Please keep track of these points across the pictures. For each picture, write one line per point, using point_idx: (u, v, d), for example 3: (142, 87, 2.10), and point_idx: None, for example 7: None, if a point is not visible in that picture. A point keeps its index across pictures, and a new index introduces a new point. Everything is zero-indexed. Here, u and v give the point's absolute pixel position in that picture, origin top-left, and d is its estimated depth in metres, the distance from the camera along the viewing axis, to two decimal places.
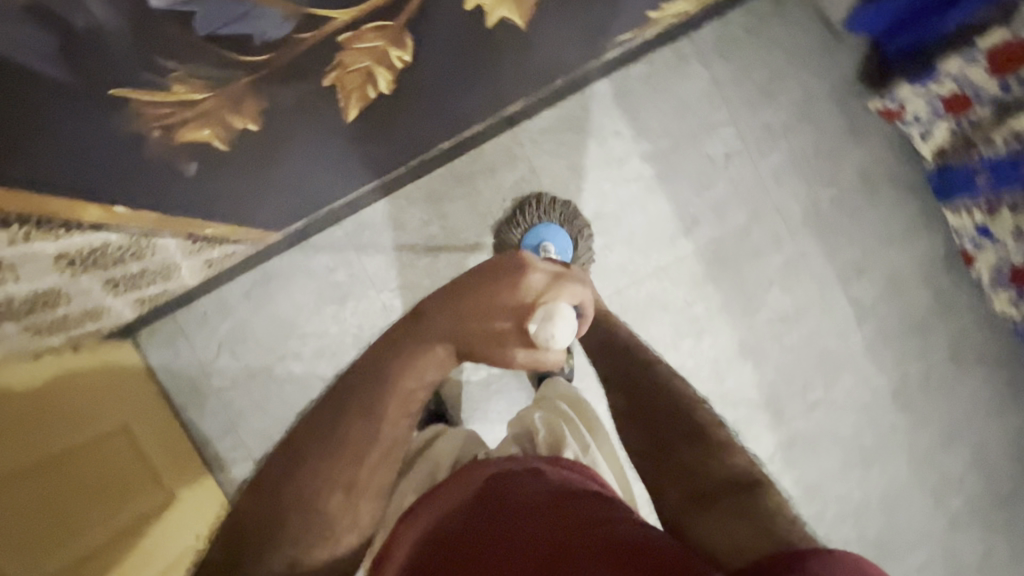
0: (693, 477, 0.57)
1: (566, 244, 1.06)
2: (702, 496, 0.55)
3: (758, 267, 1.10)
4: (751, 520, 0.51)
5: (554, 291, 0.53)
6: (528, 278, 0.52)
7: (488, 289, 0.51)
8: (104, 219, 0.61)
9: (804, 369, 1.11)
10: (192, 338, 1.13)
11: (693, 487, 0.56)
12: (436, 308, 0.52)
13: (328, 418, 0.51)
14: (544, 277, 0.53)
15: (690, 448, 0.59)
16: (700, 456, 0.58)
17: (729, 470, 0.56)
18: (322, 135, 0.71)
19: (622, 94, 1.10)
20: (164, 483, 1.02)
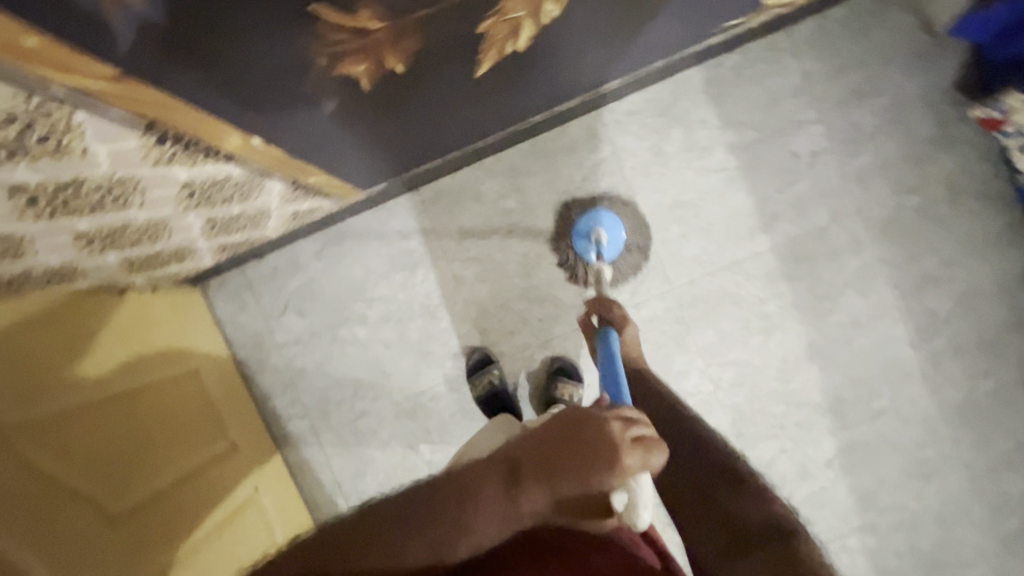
0: (729, 526, 0.57)
1: (618, 231, 1.06)
2: (739, 546, 0.56)
3: (834, 270, 1.09)
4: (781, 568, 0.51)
5: (643, 467, 0.51)
6: (622, 466, 0.49)
7: (586, 471, 0.49)
8: (239, 149, 0.61)
9: (871, 376, 1.10)
10: (260, 292, 1.13)
11: (727, 536, 0.57)
12: (531, 478, 0.50)
13: (399, 532, 0.50)
14: (637, 459, 0.50)
15: (727, 493, 0.60)
16: (736, 504, 0.59)
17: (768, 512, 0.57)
18: (447, 88, 0.71)
19: (713, 83, 1.08)
20: (228, 430, 1.02)
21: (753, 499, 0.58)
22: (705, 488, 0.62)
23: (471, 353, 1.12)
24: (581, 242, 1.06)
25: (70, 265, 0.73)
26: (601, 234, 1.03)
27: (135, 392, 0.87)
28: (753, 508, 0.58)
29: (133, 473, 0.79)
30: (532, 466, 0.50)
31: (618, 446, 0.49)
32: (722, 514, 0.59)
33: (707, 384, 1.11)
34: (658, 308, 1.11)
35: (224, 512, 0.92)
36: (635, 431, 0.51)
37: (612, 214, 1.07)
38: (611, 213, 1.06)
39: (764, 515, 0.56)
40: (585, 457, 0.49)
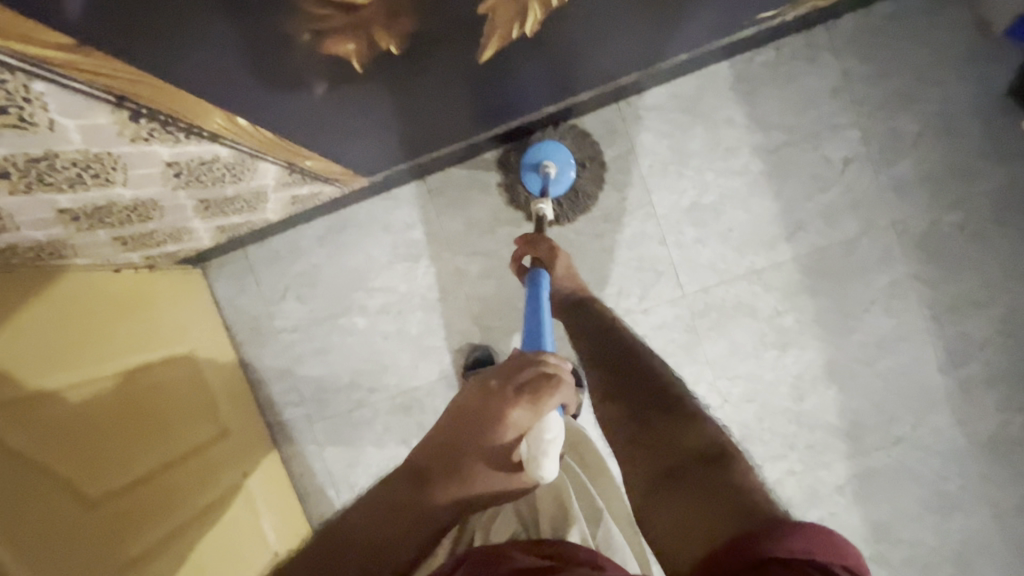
0: (665, 452, 0.54)
1: (568, 162, 0.99)
2: (672, 472, 0.52)
3: (862, 285, 1.02)
4: (718, 494, 0.48)
5: (538, 415, 0.57)
6: (510, 417, 0.57)
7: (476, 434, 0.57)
8: (224, 129, 0.58)
9: (893, 401, 1.03)
10: (260, 275, 1.11)
11: (658, 462, 0.54)
12: (436, 459, 0.58)
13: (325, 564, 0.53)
14: (525, 408, 0.57)
15: (663, 418, 0.58)
16: (671, 427, 0.56)
17: (703, 438, 0.54)
18: (450, 73, 0.66)
19: (742, 80, 1.01)
20: (221, 414, 1.01)
21: (689, 423, 0.56)
22: (641, 414, 0.60)
23: (472, 350, 1.08)
24: (530, 176, 1.00)
25: (60, 241, 0.71)
26: (549, 163, 0.98)
27: (126, 372, 0.86)
28: (688, 432, 0.55)
29: (119, 454, 0.79)
30: (428, 450, 0.59)
31: (502, 400, 0.57)
32: (657, 438, 0.56)
33: (716, 398, 1.05)
34: (668, 315, 1.05)
35: (212, 499, 0.91)
36: (512, 390, 0.57)
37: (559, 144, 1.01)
38: (557, 142, 1.00)
39: (701, 439, 0.54)
40: (472, 420, 0.58)
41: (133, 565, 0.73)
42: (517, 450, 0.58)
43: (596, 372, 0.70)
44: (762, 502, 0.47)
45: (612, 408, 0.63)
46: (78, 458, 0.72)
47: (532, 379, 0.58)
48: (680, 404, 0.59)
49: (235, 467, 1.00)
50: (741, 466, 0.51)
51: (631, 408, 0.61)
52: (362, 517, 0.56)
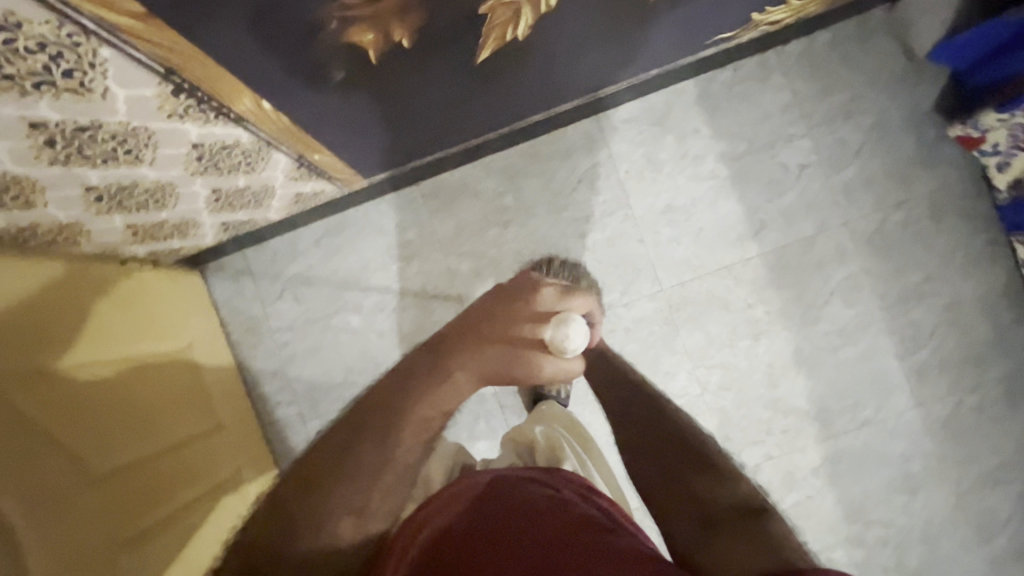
0: (701, 504, 0.60)
1: None
2: (711, 523, 0.58)
3: (822, 278, 1.12)
4: (758, 540, 0.54)
5: (564, 301, 0.70)
6: (541, 292, 0.69)
7: (511, 305, 0.67)
8: (250, 112, 0.64)
9: (858, 386, 1.11)
10: (257, 277, 1.14)
11: (699, 517, 0.59)
12: (449, 337, 0.63)
13: (337, 450, 0.54)
14: (552, 290, 0.70)
15: (700, 476, 0.63)
16: (709, 486, 0.61)
17: (738, 496, 0.60)
18: (451, 71, 0.74)
19: (705, 96, 1.13)
20: (217, 408, 1.02)
21: (723, 480, 0.62)
22: (677, 473, 0.64)
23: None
24: None
25: (77, 224, 0.76)
26: None
27: (132, 357, 0.88)
28: (724, 488, 0.61)
29: (125, 431, 0.80)
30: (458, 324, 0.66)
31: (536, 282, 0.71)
32: (696, 496, 0.61)
33: (695, 387, 1.12)
34: (649, 309, 1.13)
35: (205, 487, 0.91)
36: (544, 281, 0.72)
37: None
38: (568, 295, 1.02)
39: (736, 499, 0.60)
40: (509, 297, 0.69)
41: (126, 546, 0.73)
42: (543, 330, 0.67)
43: (626, 424, 0.72)
44: (798, 552, 0.52)
45: (644, 461, 0.67)
46: (87, 430, 0.74)
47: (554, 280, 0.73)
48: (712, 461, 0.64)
49: (230, 460, 1.00)
50: (776, 518, 0.57)
51: (668, 467, 0.65)
52: (369, 410, 0.56)
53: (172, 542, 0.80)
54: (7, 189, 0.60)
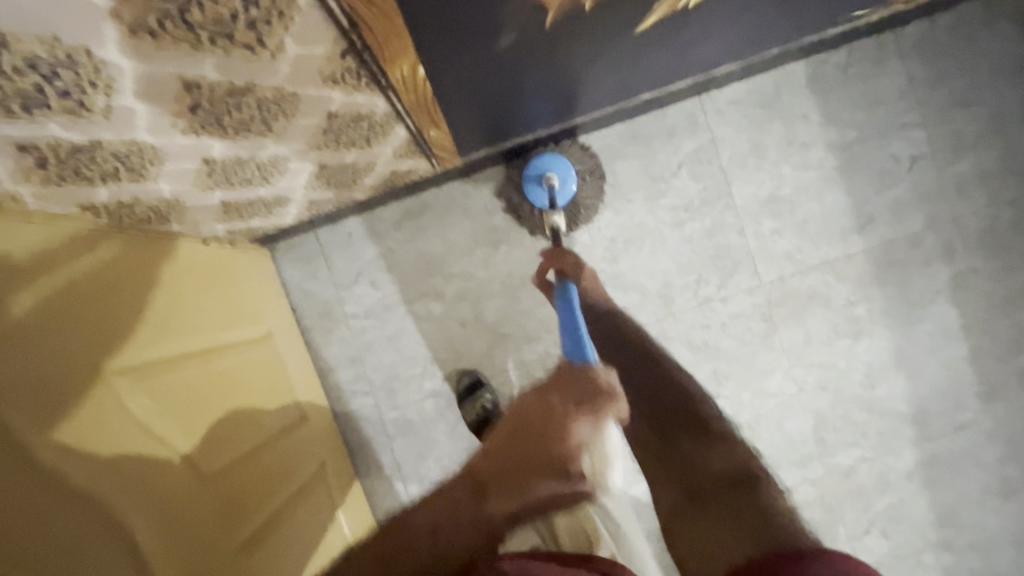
0: (692, 467, 0.60)
1: (570, 173, 1.01)
2: (699, 488, 0.58)
3: (927, 277, 1.07)
4: (740, 509, 0.54)
5: (593, 426, 0.60)
6: (575, 430, 0.58)
7: (547, 438, 0.58)
8: (400, 80, 0.56)
9: (957, 390, 1.08)
10: (331, 259, 1.07)
11: (688, 480, 0.59)
12: (500, 473, 0.59)
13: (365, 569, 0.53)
14: (587, 423, 0.59)
15: (690, 440, 0.63)
16: (700, 452, 0.61)
17: (730, 461, 0.60)
18: (603, 41, 0.67)
19: (818, 79, 1.06)
20: (297, 399, 0.96)
21: (716, 447, 0.62)
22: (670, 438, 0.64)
23: (461, 375, 1.07)
24: (534, 188, 1.02)
25: (176, 200, 0.67)
26: (553, 177, 0.99)
27: (219, 347, 0.82)
28: (715, 454, 0.61)
29: (219, 429, 0.74)
30: (498, 465, 0.60)
31: (569, 411, 0.59)
32: (687, 461, 0.61)
33: (792, 386, 1.08)
34: (747, 304, 1.07)
35: (301, 483, 0.87)
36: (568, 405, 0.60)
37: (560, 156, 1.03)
38: (559, 155, 1.02)
39: (729, 463, 0.59)
40: (537, 435, 0.59)
41: (243, 551, 0.69)
42: (581, 462, 0.59)
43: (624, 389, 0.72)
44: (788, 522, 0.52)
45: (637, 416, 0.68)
46: (187, 428, 0.68)
47: (580, 399, 0.61)
48: (707, 429, 0.65)
49: (313, 455, 0.94)
50: (765, 490, 0.57)
51: (661, 430, 0.65)
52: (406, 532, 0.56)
53: (273, 546, 0.75)
54: (127, 159, 0.52)
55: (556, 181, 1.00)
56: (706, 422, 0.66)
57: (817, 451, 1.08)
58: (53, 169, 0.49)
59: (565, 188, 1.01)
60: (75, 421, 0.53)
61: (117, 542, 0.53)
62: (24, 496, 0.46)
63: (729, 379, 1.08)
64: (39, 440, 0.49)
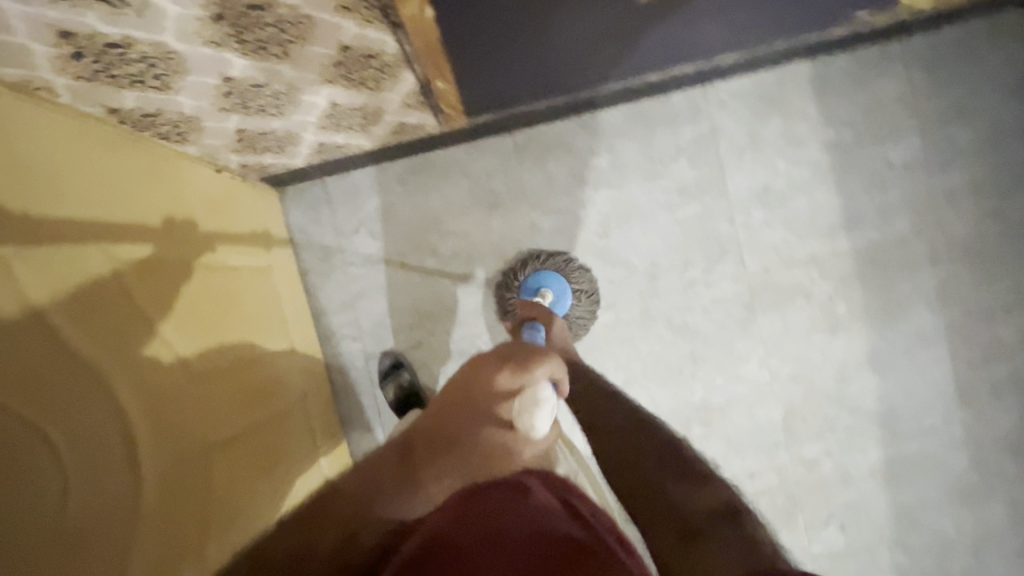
0: (676, 510, 0.58)
1: (565, 290, 1.05)
2: (688, 530, 0.56)
3: (908, 282, 1.10)
4: (729, 551, 0.52)
5: (520, 378, 0.62)
6: (498, 380, 0.62)
7: (474, 384, 0.62)
8: (410, 21, 0.61)
9: (927, 395, 1.10)
10: (335, 207, 1.12)
11: (678, 524, 0.56)
12: (427, 437, 0.62)
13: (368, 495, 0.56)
14: (508, 374, 0.62)
15: (672, 481, 0.61)
16: (684, 494, 0.59)
17: (715, 500, 0.57)
18: (605, 7, 0.71)
19: (820, 79, 1.09)
20: (289, 333, 1.01)
21: (700, 487, 0.59)
22: (657, 484, 0.62)
23: (381, 358, 1.12)
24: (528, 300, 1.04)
25: (194, 119, 0.73)
26: (547, 293, 1.02)
27: (221, 269, 0.87)
28: (702, 496, 0.58)
29: (212, 339, 0.79)
30: (423, 432, 0.63)
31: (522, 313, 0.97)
32: (669, 503, 0.59)
33: (766, 374, 1.11)
34: (730, 290, 1.11)
35: (282, 404, 0.93)
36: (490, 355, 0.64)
37: (553, 271, 1.07)
38: (551, 271, 1.05)
39: (713, 501, 0.57)
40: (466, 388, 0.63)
41: (220, 449, 0.74)
42: (509, 407, 0.61)
43: (608, 445, 0.70)
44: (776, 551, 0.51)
45: (617, 469, 0.66)
46: (183, 330, 0.73)
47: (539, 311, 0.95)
48: (691, 468, 0.62)
49: (297, 386, 0.99)
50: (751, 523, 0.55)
51: (642, 476, 0.63)
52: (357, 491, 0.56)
53: (247, 456, 0.80)
54: (155, 64, 0.58)
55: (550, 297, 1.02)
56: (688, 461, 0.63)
57: (784, 440, 1.11)
58: (87, 63, 0.55)
59: (558, 302, 1.04)
60: (87, 299, 0.59)
61: (110, 413, 0.58)
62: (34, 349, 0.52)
63: (705, 361, 1.11)
64: (48, 301, 0.54)
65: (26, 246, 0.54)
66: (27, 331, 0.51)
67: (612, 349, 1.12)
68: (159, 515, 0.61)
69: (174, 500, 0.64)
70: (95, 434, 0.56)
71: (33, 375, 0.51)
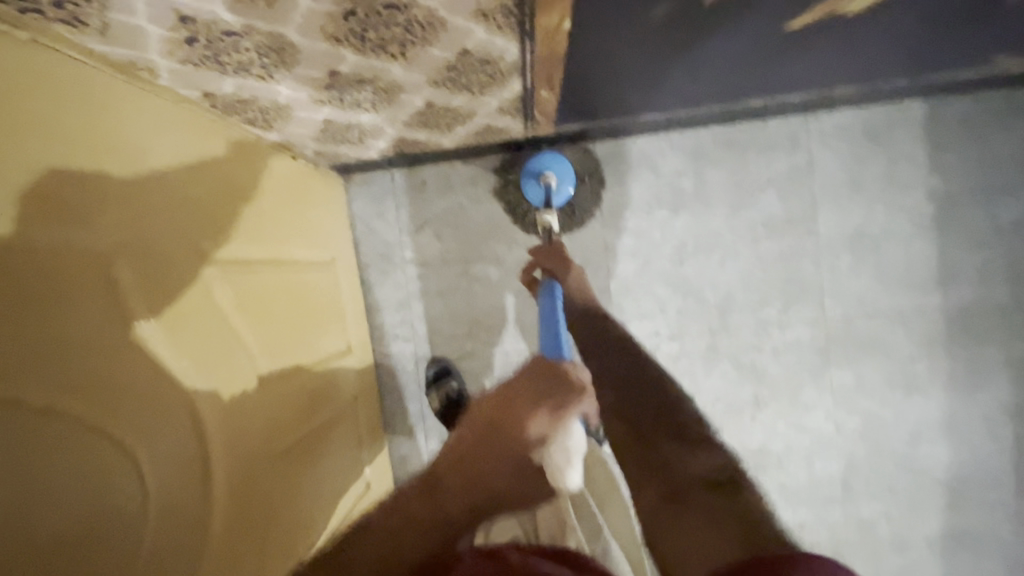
0: (668, 469, 0.49)
1: (567, 172, 0.99)
2: (679, 494, 0.47)
3: (999, 348, 1.03)
4: (723, 520, 0.44)
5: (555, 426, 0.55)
6: (532, 428, 0.54)
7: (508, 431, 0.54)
8: (543, 30, 0.55)
9: (1001, 469, 1.04)
10: (401, 202, 1.07)
11: (669, 487, 0.48)
12: (452, 472, 0.52)
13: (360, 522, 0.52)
14: (545, 419, 0.54)
15: (669, 437, 0.53)
16: (681, 453, 0.51)
17: (712, 464, 0.49)
18: (744, 34, 0.65)
19: (934, 121, 1.01)
20: (346, 331, 0.98)
21: (697, 448, 0.51)
22: (650, 437, 0.53)
23: (430, 364, 1.08)
24: (530, 187, 1.00)
25: (285, 108, 0.68)
26: (549, 176, 0.97)
27: (291, 263, 0.84)
28: (698, 458, 0.50)
29: (279, 340, 0.76)
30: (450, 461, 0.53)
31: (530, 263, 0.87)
32: (664, 462, 0.50)
33: (831, 427, 1.05)
34: (804, 335, 1.05)
35: (335, 408, 0.90)
36: (524, 398, 0.54)
37: (554, 154, 1.01)
38: (551, 153, 1.00)
39: (712, 465, 0.49)
40: (497, 433, 0.54)
41: (281, 458, 0.72)
42: (541, 457, 0.54)
43: (603, 389, 0.60)
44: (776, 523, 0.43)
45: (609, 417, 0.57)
46: (257, 332, 0.71)
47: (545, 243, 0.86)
48: (689, 427, 0.54)
49: (349, 386, 0.97)
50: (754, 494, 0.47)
51: (637, 425, 0.55)
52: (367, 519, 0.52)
53: (303, 464, 0.77)
54: (266, 54, 0.53)
55: (552, 181, 0.97)
56: (689, 420, 0.55)
57: (841, 497, 1.06)
58: (199, 48, 0.50)
59: (560, 188, 0.99)
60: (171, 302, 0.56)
61: (191, 424, 0.55)
62: (126, 355, 0.49)
63: (769, 405, 1.06)
64: (140, 307, 0.51)
65: (123, 246, 0.51)
66: (115, 335, 0.48)
67: None
68: (228, 533, 0.58)
69: (239, 520, 0.60)
70: (172, 453, 0.52)
71: (126, 383, 0.48)
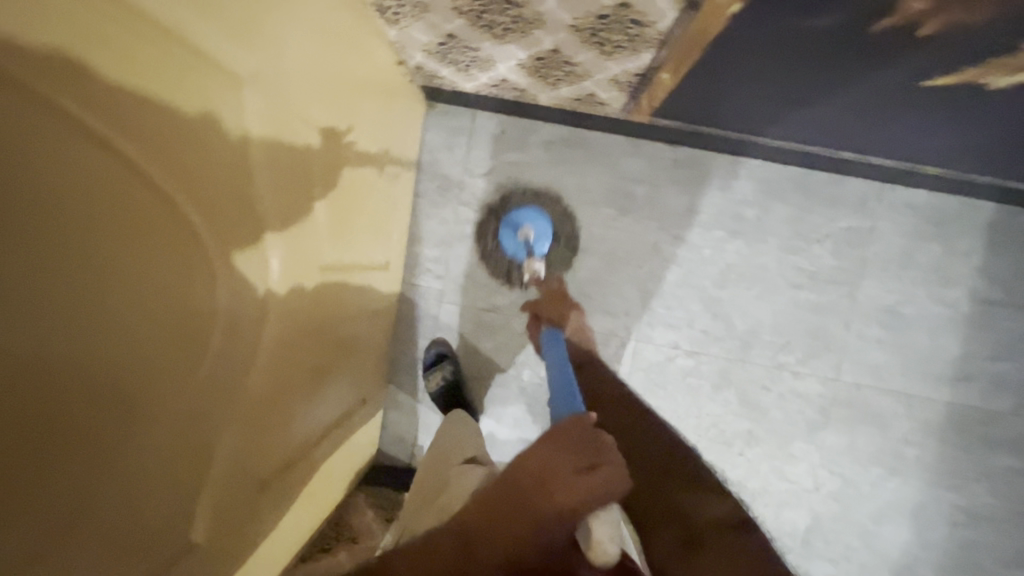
0: (681, 515, 0.54)
1: (545, 228, 1.02)
2: (692, 539, 0.52)
3: (987, 456, 1.06)
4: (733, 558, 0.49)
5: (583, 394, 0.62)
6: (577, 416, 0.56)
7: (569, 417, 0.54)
8: (712, 6, 0.56)
9: (951, 568, 1.07)
10: (474, 144, 1.07)
11: (683, 530, 0.53)
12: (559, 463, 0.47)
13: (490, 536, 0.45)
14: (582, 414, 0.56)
15: (678, 482, 0.57)
16: (689, 496, 0.55)
17: (718, 509, 0.53)
18: (881, 77, 0.66)
19: (997, 227, 1.04)
20: (388, 248, 0.98)
21: (706, 493, 0.55)
22: (660, 481, 0.58)
23: (430, 346, 1.09)
24: (508, 241, 1.04)
25: (422, 7, 0.68)
26: (527, 232, 1.01)
27: (365, 160, 0.84)
28: (706, 502, 0.54)
29: (336, 227, 0.76)
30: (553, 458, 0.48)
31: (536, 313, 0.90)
32: (672, 505, 0.55)
33: (809, 482, 1.08)
34: (813, 389, 1.07)
35: (360, 317, 0.90)
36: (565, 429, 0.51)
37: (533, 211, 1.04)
38: (529, 210, 1.03)
39: (722, 507, 0.54)
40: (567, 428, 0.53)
41: (304, 346, 0.72)
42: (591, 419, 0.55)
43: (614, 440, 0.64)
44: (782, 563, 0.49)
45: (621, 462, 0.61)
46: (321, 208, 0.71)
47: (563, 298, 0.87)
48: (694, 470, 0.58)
49: (374, 300, 0.96)
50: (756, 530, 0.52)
51: (647, 469, 0.59)
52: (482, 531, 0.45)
53: (318, 355, 0.77)
54: None
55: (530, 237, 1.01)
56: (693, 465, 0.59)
57: (797, 549, 1.09)
58: None
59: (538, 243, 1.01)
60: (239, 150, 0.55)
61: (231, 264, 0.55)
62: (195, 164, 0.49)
63: (759, 444, 1.08)
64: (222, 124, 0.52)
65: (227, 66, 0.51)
66: (154, 211, 0.45)
67: (677, 395, 1.09)
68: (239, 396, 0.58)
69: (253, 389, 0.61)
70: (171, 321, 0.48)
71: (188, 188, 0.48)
